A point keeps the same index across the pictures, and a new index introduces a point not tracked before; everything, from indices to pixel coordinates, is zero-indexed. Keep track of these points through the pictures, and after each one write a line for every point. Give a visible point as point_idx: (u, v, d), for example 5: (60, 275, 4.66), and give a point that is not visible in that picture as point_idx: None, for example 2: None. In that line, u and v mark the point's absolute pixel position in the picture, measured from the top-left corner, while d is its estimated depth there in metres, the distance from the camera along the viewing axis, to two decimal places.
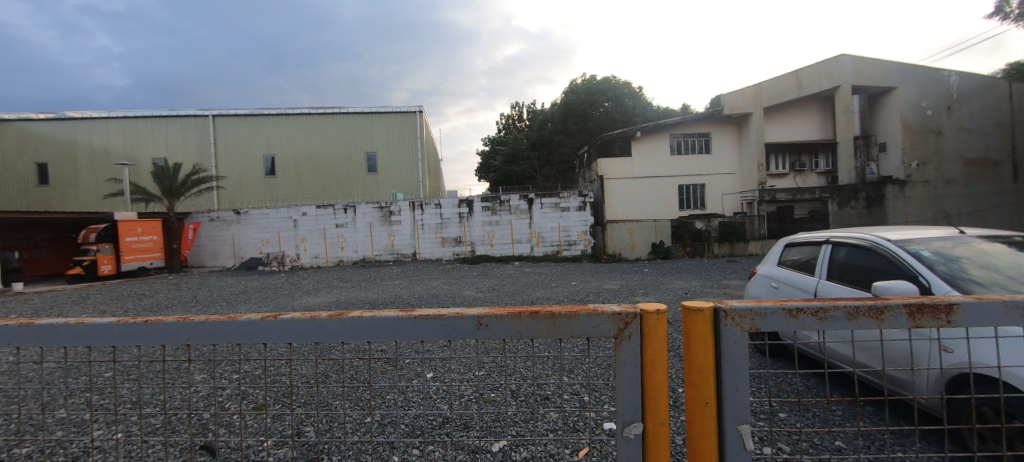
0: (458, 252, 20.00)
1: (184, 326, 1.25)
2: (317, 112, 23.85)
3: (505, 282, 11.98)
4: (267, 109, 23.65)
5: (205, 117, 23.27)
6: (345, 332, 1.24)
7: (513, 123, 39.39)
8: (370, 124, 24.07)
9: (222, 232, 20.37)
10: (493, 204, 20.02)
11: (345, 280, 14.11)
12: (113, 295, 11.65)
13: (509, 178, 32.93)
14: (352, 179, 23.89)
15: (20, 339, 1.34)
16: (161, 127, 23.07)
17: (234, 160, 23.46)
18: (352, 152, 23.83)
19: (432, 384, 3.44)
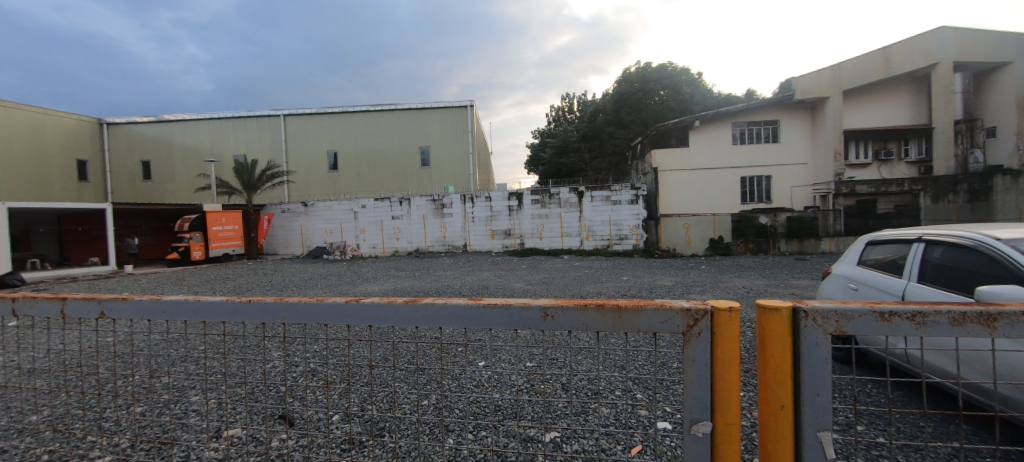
0: (507, 245, 20.28)
1: (281, 306, 1.35)
2: (375, 108, 25.06)
3: (556, 276, 11.97)
4: (330, 108, 25.19)
5: (277, 117, 25.22)
6: (420, 318, 1.29)
7: (563, 115, 39.01)
8: (424, 119, 24.93)
9: (292, 222, 22.04)
10: (542, 197, 20.02)
11: (401, 269, 14.82)
12: (204, 278, 13.04)
13: (559, 171, 32.71)
14: (408, 173, 24.92)
15: (142, 313, 1.50)
16: (240, 127, 25.31)
17: (302, 156, 25.26)
18: (407, 146, 24.84)
19: (483, 372, 3.49)
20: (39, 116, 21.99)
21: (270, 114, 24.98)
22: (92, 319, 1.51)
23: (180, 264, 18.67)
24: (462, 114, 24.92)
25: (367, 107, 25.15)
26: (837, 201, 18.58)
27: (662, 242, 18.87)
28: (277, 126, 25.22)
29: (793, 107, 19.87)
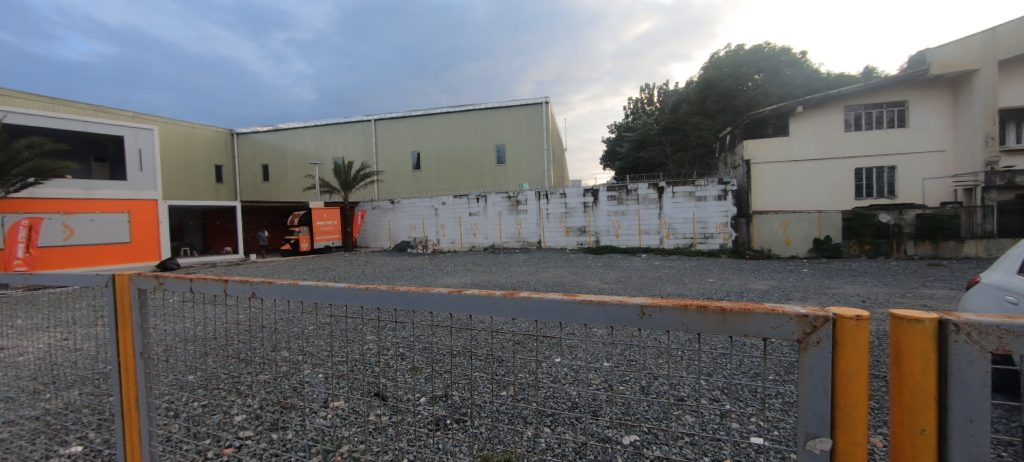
0: (581, 242, 20.04)
1: (393, 293, 1.44)
2: (454, 110, 26.28)
3: (633, 275, 11.52)
4: (414, 111, 26.94)
5: (368, 122, 27.64)
6: (518, 310, 1.32)
7: (641, 107, 37.38)
8: (499, 118, 25.62)
9: (380, 218, 24.06)
10: (619, 194, 19.44)
11: (478, 264, 15.39)
12: (310, 268, 14.79)
13: (636, 166, 31.43)
14: (484, 171, 25.84)
15: (269, 294, 1.65)
16: (338, 132, 28.19)
17: (389, 157, 27.38)
18: (484, 145, 25.78)
19: (560, 368, 3.45)
20: (188, 130, 26.54)
21: (363, 120, 27.46)
22: (244, 297, 1.70)
23: (292, 254, 21.50)
24: (537, 111, 25.03)
25: (447, 109, 26.48)
26: (988, 196, 15.37)
27: (754, 242, 17.27)
28: (368, 130, 27.66)
29: (927, 85, 16.81)
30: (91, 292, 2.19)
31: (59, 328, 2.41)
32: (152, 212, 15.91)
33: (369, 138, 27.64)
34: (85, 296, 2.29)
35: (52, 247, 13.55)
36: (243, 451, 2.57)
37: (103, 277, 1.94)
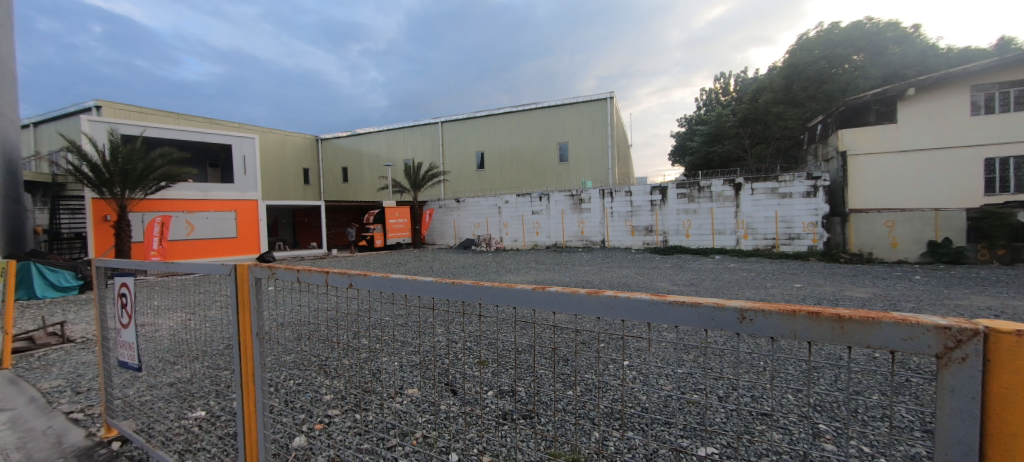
0: (648, 242, 19.34)
1: (477, 288, 1.47)
2: (517, 110, 26.66)
3: (706, 277, 10.84)
4: (478, 113, 27.69)
5: (435, 125, 28.94)
6: (603, 308, 1.30)
7: (715, 98, 35.04)
8: (563, 116, 25.53)
9: (446, 216, 25.16)
10: (690, 191, 18.46)
11: (540, 262, 15.46)
12: (384, 263, 15.85)
13: (709, 161, 29.51)
14: (546, 169, 25.90)
15: (364, 285, 1.77)
16: (408, 135, 29.85)
17: (454, 157, 28.42)
18: (547, 143, 25.85)
19: (628, 371, 3.33)
20: (280, 137, 29.66)
21: (431, 123, 28.82)
22: (344, 287, 1.84)
23: (369, 250, 23.27)
24: (601, 107, 24.54)
25: (510, 109, 26.93)
26: None
27: (851, 244, 15.50)
28: (436, 133, 28.97)
29: None
30: (213, 278, 2.49)
31: (186, 309, 2.77)
32: (253, 211, 18.05)
33: (436, 140, 28.92)
34: (210, 281, 2.61)
35: (178, 240, 15.83)
36: (331, 427, 2.80)
37: (226, 267, 2.23)
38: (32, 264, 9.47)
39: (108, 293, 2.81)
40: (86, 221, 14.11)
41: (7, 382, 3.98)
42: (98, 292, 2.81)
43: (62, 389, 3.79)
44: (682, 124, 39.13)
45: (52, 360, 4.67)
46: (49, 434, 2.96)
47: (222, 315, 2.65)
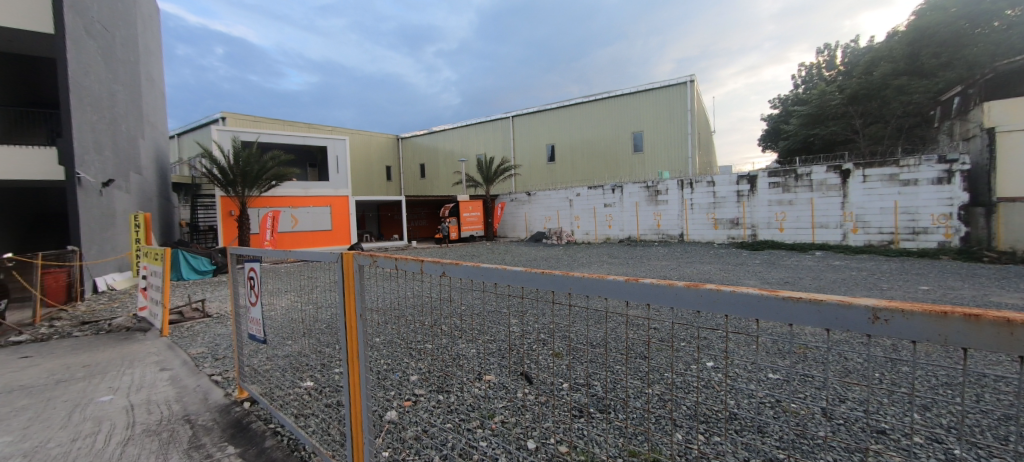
0: (734, 236, 18.06)
1: (566, 278, 1.49)
2: (589, 100, 26.19)
3: (808, 276, 9.77)
4: (548, 105, 27.63)
5: (506, 120, 29.42)
6: (704, 301, 1.23)
7: (817, 74, 30.92)
8: (638, 103, 24.54)
9: (518, 209, 25.77)
10: (785, 180, 16.82)
11: (613, 256, 15.16)
12: (461, 254, 16.65)
13: (809, 145, 26.27)
14: (620, 161, 25.15)
15: (455, 273, 1.87)
16: (481, 131, 30.72)
17: (525, 151, 28.68)
18: (621, 133, 25.06)
19: (714, 373, 3.15)
20: (366, 138, 32.22)
21: (502, 118, 29.37)
22: (436, 275, 1.97)
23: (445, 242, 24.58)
24: (680, 92, 23.08)
25: (581, 99, 26.54)
26: None
27: (998, 241, 12.86)
28: (506, 127, 29.45)
29: None
30: (320, 265, 2.81)
31: (294, 291, 3.12)
32: (345, 206, 19.88)
33: (507, 135, 29.39)
34: (315, 268, 2.92)
35: (286, 232, 18.10)
36: (419, 405, 3.04)
37: (334, 254, 2.50)
38: (180, 251, 11.46)
39: (239, 276, 3.32)
40: (217, 215, 16.63)
41: (167, 347, 4.88)
42: (232, 275, 3.34)
43: (204, 355, 4.53)
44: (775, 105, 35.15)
45: (198, 330, 5.62)
46: (198, 390, 3.60)
47: (320, 298, 2.96)
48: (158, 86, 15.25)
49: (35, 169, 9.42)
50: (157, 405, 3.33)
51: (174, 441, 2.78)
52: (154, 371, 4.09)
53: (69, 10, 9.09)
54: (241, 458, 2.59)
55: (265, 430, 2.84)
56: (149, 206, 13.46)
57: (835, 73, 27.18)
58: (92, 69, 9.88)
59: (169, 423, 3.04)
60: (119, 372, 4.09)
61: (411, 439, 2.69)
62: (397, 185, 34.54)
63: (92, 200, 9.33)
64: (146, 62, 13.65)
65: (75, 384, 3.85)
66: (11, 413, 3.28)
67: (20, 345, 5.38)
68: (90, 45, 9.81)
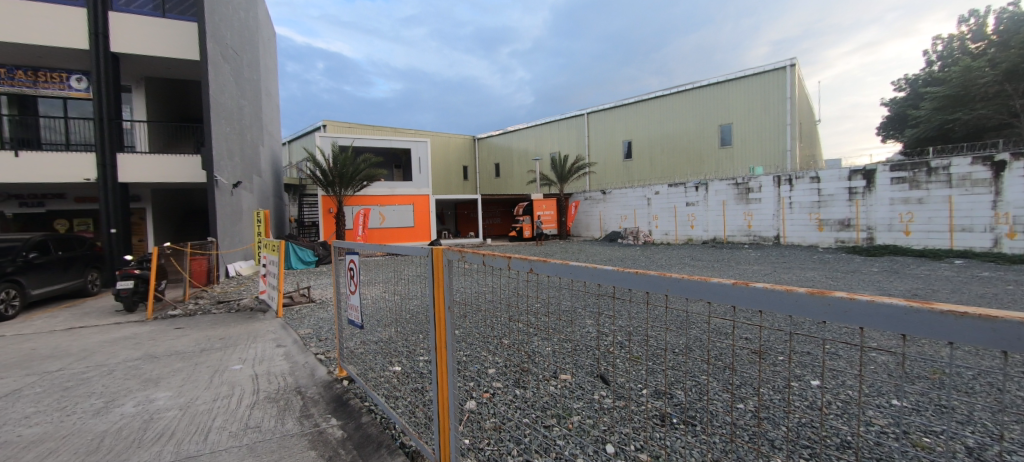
0: (844, 239, 15.98)
1: (664, 279, 1.40)
2: (670, 92, 24.92)
3: (950, 288, 8.22)
4: (626, 100, 26.76)
5: (581, 117, 29.07)
6: (834, 311, 1.06)
7: (961, 46, 25.70)
8: (726, 93, 22.78)
9: (593, 208, 25.48)
10: (912, 174, 14.39)
11: (696, 258, 14.28)
12: (535, 253, 16.84)
13: (946, 133, 22.07)
14: (704, 156, 23.46)
15: (543, 270, 1.88)
16: (555, 130, 30.63)
17: (601, 148, 28.03)
18: (706, 126, 23.38)
19: (821, 394, 2.80)
20: (445, 139, 33.89)
21: (577, 115, 29.07)
22: (524, 272, 2.00)
23: (519, 240, 25.14)
24: (778, 78, 20.93)
25: (662, 92, 25.33)
26: None
27: None
28: (582, 125, 29.08)
29: None
30: (409, 259, 3.00)
31: (382, 283, 3.34)
32: (426, 204, 21.11)
33: (582, 132, 29.00)
34: (404, 261, 3.11)
35: (374, 228, 19.79)
36: (497, 398, 3.15)
37: (426, 249, 2.68)
38: (290, 244, 13.07)
39: (341, 266, 3.71)
40: (319, 212, 18.66)
41: (281, 327, 5.60)
42: (335, 265, 3.74)
43: (311, 336, 5.12)
44: (901, 88, 29.98)
45: (305, 313, 6.36)
46: (307, 366, 4.08)
47: (405, 289, 3.14)
48: (274, 100, 17.57)
49: (185, 173, 11.44)
50: (275, 376, 3.84)
51: (289, 408, 3.20)
52: (272, 347, 4.73)
53: (212, 40, 10.83)
54: (342, 430, 2.88)
55: (361, 408, 3.13)
56: (267, 204, 15.57)
57: (986, 44, 22.44)
58: (226, 87, 11.66)
59: (285, 393, 3.49)
60: (247, 346, 4.80)
61: (490, 429, 2.78)
62: (472, 184, 35.83)
63: (225, 199, 11.03)
64: (265, 79, 15.81)
65: (214, 353, 4.60)
66: (171, 373, 4.03)
67: (175, 318, 6.56)
68: (225, 68, 11.60)
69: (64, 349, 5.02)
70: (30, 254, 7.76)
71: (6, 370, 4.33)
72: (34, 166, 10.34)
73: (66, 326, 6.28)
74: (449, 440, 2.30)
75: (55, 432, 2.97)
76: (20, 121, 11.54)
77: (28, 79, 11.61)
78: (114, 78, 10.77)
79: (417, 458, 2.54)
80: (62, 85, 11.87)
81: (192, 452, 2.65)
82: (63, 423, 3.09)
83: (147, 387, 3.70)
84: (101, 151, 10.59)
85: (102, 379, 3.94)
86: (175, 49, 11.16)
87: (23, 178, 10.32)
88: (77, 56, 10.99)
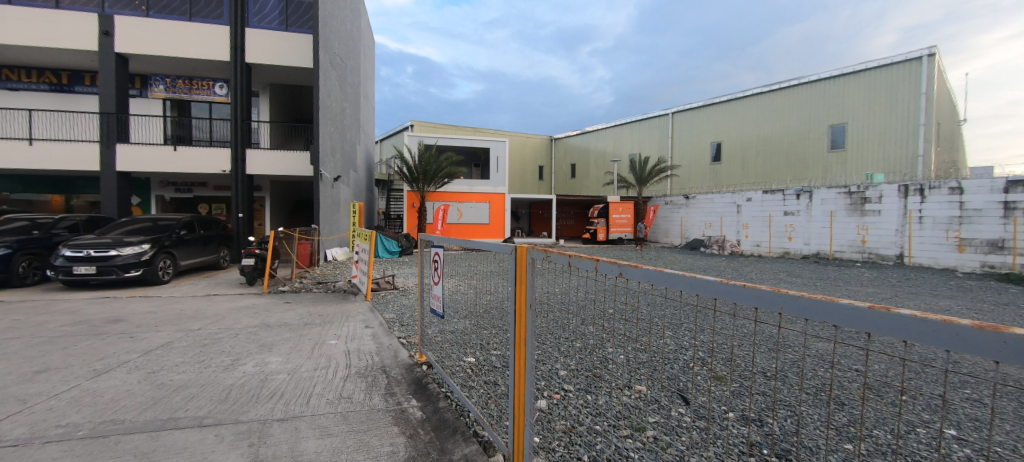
0: (993, 264, 13.20)
1: (779, 296, 1.22)
2: (770, 89, 22.70)
3: None
4: (718, 98, 24.95)
5: (666, 117, 27.69)
6: (1010, 353, 0.78)
7: None
8: (840, 89, 20.17)
9: (673, 213, 24.40)
10: None
11: (794, 274, 12.76)
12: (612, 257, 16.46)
13: None
14: (809, 160, 21.02)
15: (636, 277, 1.80)
16: (636, 130, 29.48)
17: (686, 150, 26.40)
18: (813, 127, 20.89)
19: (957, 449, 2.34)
20: (521, 139, 34.41)
21: (661, 115, 27.74)
22: (612, 276, 1.93)
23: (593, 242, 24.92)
24: (910, 70, 18.02)
25: (760, 89, 23.20)
26: None
27: None
28: (666, 125, 27.69)
29: None
30: (488, 256, 3.07)
31: (455, 277, 3.47)
32: (501, 203, 21.66)
33: (666, 133, 27.62)
34: (484, 258, 3.18)
35: (452, 223, 20.80)
36: (569, 399, 3.16)
37: (509, 247, 2.73)
38: (380, 234, 14.28)
39: (426, 258, 3.99)
40: (404, 206, 20.03)
41: (370, 309, 6.15)
42: (420, 256, 4.03)
43: (395, 320, 5.54)
44: None
45: (390, 299, 6.89)
46: (391, 348, 4.42)
47: (479, 284, 3.23)
48: (370, 102, 19.25)
49: (296, 167, 13.00)
50: (365, 354, 4.23)
51: (376, 385, 3.50)
52: (362, 327, 5.21)
53: (323, 49, 12.16)
54: (421, 411, 3.09)
55: (439, 393, 3.32)
56: (360, 196, 17.14)
57: None
58: (332, 92, 13.03)
59: (373, 370, 3.83)
60: (341, 324, 5.34)
61: (560, 430, 2.78)
62: (547, 184, 35.95)
63: (327, 191, 12.33)
64: (365, 84, 17.39)
65: (315, 327, 5.19)
66: (281, 341, 4.62)
67: (284, 293, 7.52)
68: (332, 74, 12.96)
69: (203, 312, 6.03)
70: (181, 232, 9.44)
71: (163, 325, 5.32)
72: (187, 159, 12.49)
73: (204, 293, 7.54)
74: (523, 437, 2.33)
75: (196, 380, 3.58)
76: (178, 122, 14.06)
77: (185, 87, 13.99)
78: (246, 83, 12.58)
79: (490, 450, 2.62)
80: (209, 91, 14.18)
81: (298, 412, 3.02)
82: (203, 374, 3.72)
83: (263, 351, 4.30)
84: (235, 147, 12.46)
85: (230, 340, 4.66)
86: (295, 59, 12.76)
87: (178, 168, 12.54)
88: (219, 66, 13.03)
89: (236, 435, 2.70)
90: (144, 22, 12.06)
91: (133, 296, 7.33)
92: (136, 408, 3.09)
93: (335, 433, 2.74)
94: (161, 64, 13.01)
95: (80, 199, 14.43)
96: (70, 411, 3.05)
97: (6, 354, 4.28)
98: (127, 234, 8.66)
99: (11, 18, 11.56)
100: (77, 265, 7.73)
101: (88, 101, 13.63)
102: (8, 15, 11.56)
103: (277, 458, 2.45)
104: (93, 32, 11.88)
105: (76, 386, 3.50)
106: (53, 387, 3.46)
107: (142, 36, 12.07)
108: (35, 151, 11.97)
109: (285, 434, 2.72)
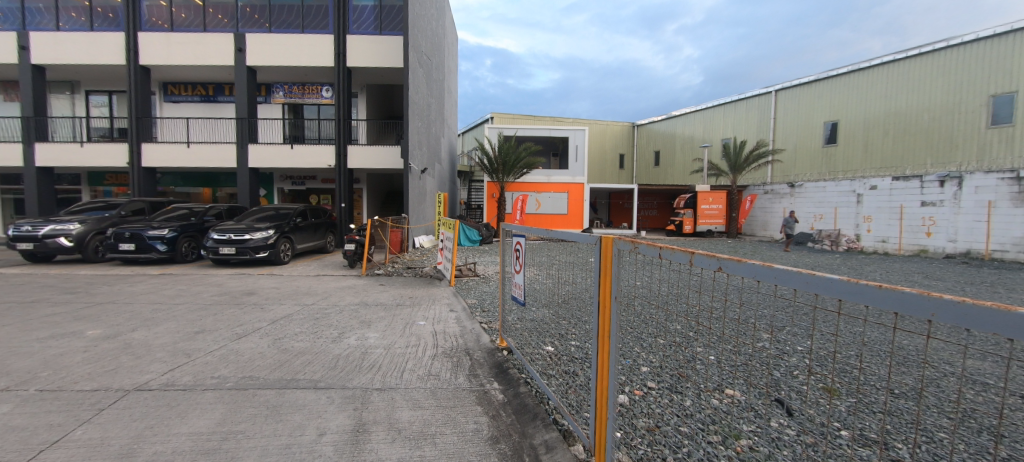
0: None
1: (924, 299, 1.01)
2: (906, 55, 19.08)
3: None
4: (836, 70, 21.64)
5: (768, 94, 24.79)
6: None
7: None
8: (1006, 48, 16.22)
9: (775, 204, 22.42)
10: None
11: (933, 276, 10.66)
12: None
13: None
14: (958, 138, 17.31)
15: (743, 273, 1.62)
16: (731, 112, 26.85)
17: (793, 131, 23.40)
18: (964, 97, 17.13)
19: None
20: (600, 127, 33.44)
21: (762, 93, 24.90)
22: (710, 270, 1.80)
23: (676, 234, 23.53)
24: None
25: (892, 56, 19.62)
26: None
27: None
28: (768, 104, 24.80)
29: None
30: (569, 246, 3.03)
31: (535, 266, 3.51)
32: (579, 193, 21.31)
33: (767, 112, 24.75)
34: (565, 248, 3.14)
35: (530, 213, 21.06)
36: (650, 396, 3.08)
37: (593, 238, 2.66)
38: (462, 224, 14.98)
39: (507, 247, 4.13)
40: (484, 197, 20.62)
41: (454, 295, 6.54)
42: (502, 246, 4.18)
43: (476, 305, 5.84)
44: None
45: (472, 286, 7.23)
46: (473, 332, 4.67)
47: (556, 274, 3.22)
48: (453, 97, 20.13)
49: (388, 160, 14.14)
50: (450, 336, 4.53)
51: (461, 365, 3.74)
52: (447, 310, 5.58)
53: (412, 48, 12.95)
54: (503, 394, 3.22)
55: (519, 378, 3.44)
56: (444, 186, 18.11)
57: None
58: (420, 89, 13.89)
59: (458, 351, 4.08)
60: (428, 306, 5.77)
61: (642, 428, 2.70)
62: (628, 173, 34.50)
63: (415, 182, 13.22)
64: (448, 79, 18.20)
65: (406, 308, 5.68)
66: (378, 319, 5.15)
67: (379, 277, 8.29)
68: (420, 71, 13.79)
69: (314, 290, 6.92)
70: (296, 219, 10.89)
71: (285, 299, 6.23)
72: (300, 156, 14.30)
73: (315, 273, 8.65)
74: (605, 431, 2.28)
75: (310, 348, 4.15)
76: (294, 123, 16.10)
77: (299, 92, 15.98)
78: (347, 86, 13.96)
79: (570, 439, 2.64)
80: (318, 95, 16.02)
81: (393, 384, 3.35)
82: (317, 343, 4.28)
83: (364, 326, 4.84)
84: (339, 143, 13.94)
85: (337, 315, 5.30)
86: (387, 60, 13.81)
87: (294, 163, 14.40)
88: (325, 71, 14.60)
89: (344, 399, 3.08)
90: (268, 37, 13.94)
91: (261, 274, 8.67)
92: (267, 368, 3.68)
93: (425, 406, 2.99)
94: (281, 73, 14.97)
95: (223, 191, 17.33)
96: (220, 365, 3.73)
97: (177, 316, 5.37)
98: (256, 221, 10.23)
99: (174, 43, 14.12)
100: (221, 246, 9.34)
101: (227, 108, 16.24)
102: (172, 41, 14.15)
103: (378, 423, 2.76)
104: (229, 49, 14.06)
105: (224, 346, 4.27)
106: (208, 345, 4.27)
107: (267, 49, 14.00)
108: (191, 152, 14.59)
109: (382, 402, 3.04)
